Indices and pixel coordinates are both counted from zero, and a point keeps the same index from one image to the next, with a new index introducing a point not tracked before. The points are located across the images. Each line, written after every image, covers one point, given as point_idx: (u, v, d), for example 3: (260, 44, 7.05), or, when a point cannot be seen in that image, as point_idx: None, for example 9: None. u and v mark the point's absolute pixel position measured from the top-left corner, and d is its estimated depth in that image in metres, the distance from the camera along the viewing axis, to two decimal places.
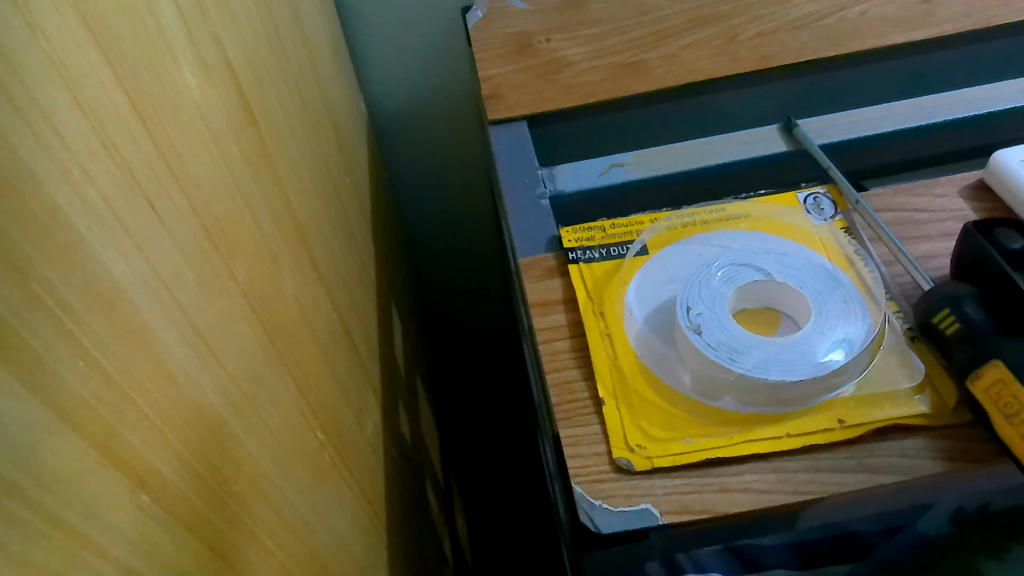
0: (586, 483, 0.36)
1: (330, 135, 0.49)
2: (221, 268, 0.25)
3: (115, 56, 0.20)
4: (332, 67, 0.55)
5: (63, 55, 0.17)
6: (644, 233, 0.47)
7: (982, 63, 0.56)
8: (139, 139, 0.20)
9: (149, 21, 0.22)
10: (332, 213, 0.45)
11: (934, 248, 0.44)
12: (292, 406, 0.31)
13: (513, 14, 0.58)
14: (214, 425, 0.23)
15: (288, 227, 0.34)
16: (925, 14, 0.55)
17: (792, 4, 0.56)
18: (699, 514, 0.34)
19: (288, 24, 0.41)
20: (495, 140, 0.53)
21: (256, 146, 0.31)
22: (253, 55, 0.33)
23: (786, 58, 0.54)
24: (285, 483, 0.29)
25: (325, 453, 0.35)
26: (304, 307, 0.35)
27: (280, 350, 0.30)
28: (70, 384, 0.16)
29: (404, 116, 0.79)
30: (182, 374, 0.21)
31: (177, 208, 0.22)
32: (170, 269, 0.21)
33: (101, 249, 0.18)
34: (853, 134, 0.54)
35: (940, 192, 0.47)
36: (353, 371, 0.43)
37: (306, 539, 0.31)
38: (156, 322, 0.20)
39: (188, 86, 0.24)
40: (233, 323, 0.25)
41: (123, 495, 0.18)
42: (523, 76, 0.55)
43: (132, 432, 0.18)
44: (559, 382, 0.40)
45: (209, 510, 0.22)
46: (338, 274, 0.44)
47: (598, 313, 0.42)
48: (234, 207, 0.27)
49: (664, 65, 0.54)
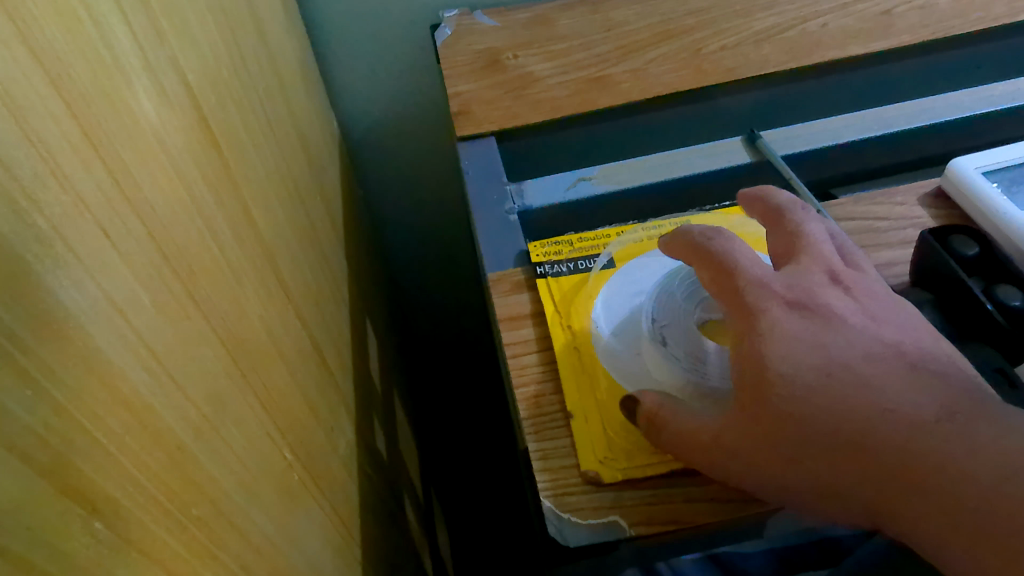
0: (555, 497, 0.37)
1: (299, 155, 0.49)
2: (181, 291, 0.25)
3: (66, 87, 0.20)
4: (300, 87, 0.55)
5: (11, 88, 0.17)
6: (610, 246, 0.47)
7: (932, 76, 0.59)
8: (93, 168, 0.20)
9: (102, 51, 0.22)
10: (301, 230, 0.45)
11: (895, 255, 0.45)
12: (257, 427, 0.31)
13: (482, 31, 0.59)
14: (173, 450, 0.23)
15: (255, 249, 0.35)
16: (883, 25, 0.56)
17: (754, 17, 0.57)
18: (666, 525, 0.36)
19: (253, 47, 0.42)
20: (464, 155, 0.53)
21: (219, 168, 0.31)
22: (215, 77, 0.33)
23: (751, 70, 0.54)
24: (252, 504, 0.29)
25: (295, 473, 0.35)
26: (270, 327, 0.35)
27: (245, 371, 0.30)
28: (17, 413, 0.16)
29: (379, 134, 0.79)
30: (138, 400, 0.21)
31: (133, 234, 0.22)
32: (124, 296, 0.21)
33: (51, 279, 0.18)
34: (816, 144, 0.55)
35: (900, 201, 0.48)
36: (325, 390, 0.43)
37: (274, 559, 0.31)
38: (111, 349, 0.20)
39: (145, 113, 0.25)
40: (193, 347, 0.25)
41: (71, 523, 0.18)
42: (491, 92, 0.55)
43: (85, 459, 0.18)
44: (529, 396, 0.41)
45: (169, 537, 0.22)
46: (309, 294, 0.44)
47: (566, 326, 0.43)
48: (195, 231, 0.27)
49: (630, 79, 0.55)
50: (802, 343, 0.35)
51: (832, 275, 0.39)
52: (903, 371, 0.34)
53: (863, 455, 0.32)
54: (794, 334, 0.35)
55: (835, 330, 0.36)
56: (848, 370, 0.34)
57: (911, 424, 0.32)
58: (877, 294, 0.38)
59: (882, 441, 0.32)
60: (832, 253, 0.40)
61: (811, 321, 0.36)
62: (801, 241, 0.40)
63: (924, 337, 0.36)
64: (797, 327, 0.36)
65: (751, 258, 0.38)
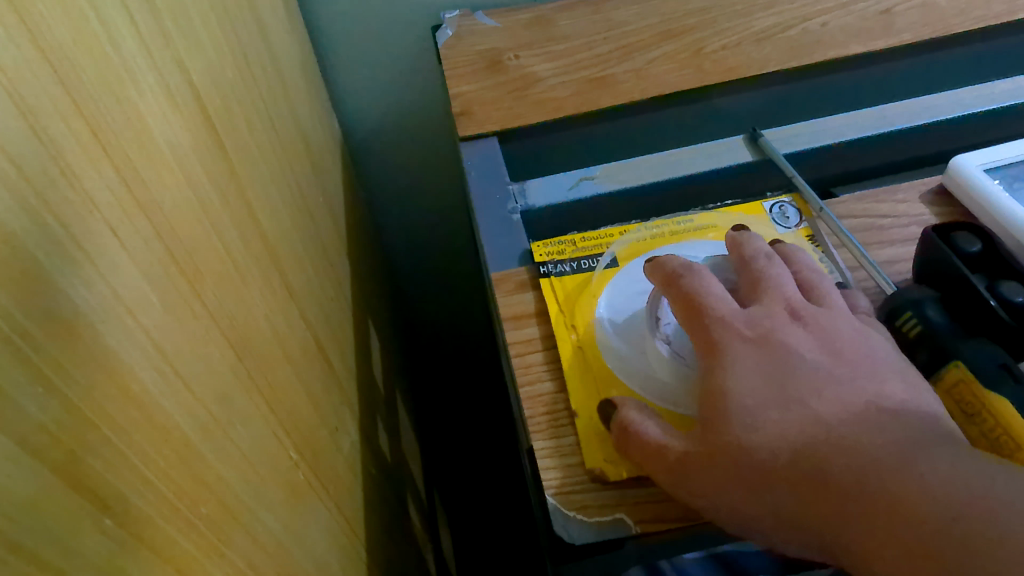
0: (560, 495, 0.37)
1: (302, 156, 0.49)
2: (187, 290, 0.25)
3: (74, 86, 0.20)
4: (303, 88, 0.55)
5: (20, 85, 0.17)
6: (614, 245, 0.47)
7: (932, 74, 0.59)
8: (101, 167, 0.20)
9: (109, 49, 0.22)
10: (304, 231, 0.45)
11: (897, 253, 0.45)
12: (263, 426, 0.31)
13: (483, 31, 0.59)
14: (181, 448, 0.23)
15: (259, 249, 0.35)
16: (884, 24, 0.56)
17: (755, 17, 0.57)
18: (674, 522, 0.36)
19: (256, 48, 0.42)
20: (466, 155, 0.53)
21: (224, 169, 0.31)
22: (219, 78, 0.33)
23: (752, 69, 0.54)
24: (258, 503, 0.29)
25: (300, 472, 0.35)
26: (275, 327, 0.35)
27: (251, 370, 0.30)
28: (28, 409, 0.16)
29: (380, 135, 0.79)
30: (147, 397, 0.21)
31: (141, 233, 0.22)
32: (131, 293, 0.21)
33: (61, 276, 0.18)
34: (818, 143, 0.55)
35: (902, 198, 0.49)
36: (329, 390, 0.43)
37: (280, 558, 0.31)
38: (120, 347, 0.20)
39: (151, 112, 0.25)
40: (199, 345, 0.25)
41: (82, 518, 0.18)
42: (493, 92, 0.55)
43: (95, 456, 0.18)
44: (533, 394, 0.41)
45: (177, 535, 0.22)
46: (313, 295, 0.44)
47: (569, 326, 0.43)
48: (200, 230, 0.27)
49: (631, 79, 0.55)
50: (752, 380, 0.35)
51: (793, 313, 0.38)
52: (864, 415, 0.34)
53: (827, 492, 0.31)
54: (748, 368, 0.35)
55: (790, 366, 0.35)
56: (801, 408, 0.34)
57: (872, 462, 0.31)
58: (839, 331, 0.38)
59: (845, 478, 0.31)
60: (795, 291, 0.40)
61: (766, 357, 0.36)
62: (765, 280, 0.40)
63: (881, 381, 0.36)
64: (753, 363, 0.35)
65: (713, 294, 0.38)
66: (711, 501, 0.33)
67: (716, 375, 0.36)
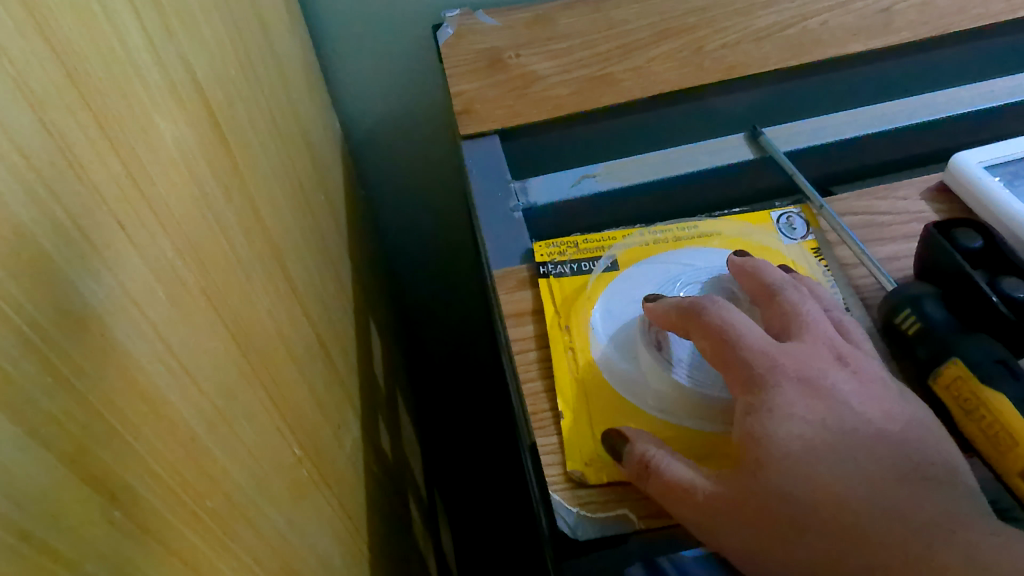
0: (564, 491, 0.38)
1: (303, 154, 0.49)
2: (193, 285, 0.25)
3: (81, 79, 0.20)
4: (303, 86, 0.55)
5: (28, 78, 0.17)
6: (615, 247, 0.48)
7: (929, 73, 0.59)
8: (107, 160, 0.20)
9: (115, 43, 0.22)
10: (306, 229, 0.45)
11: (898, 249, 0.46)
12: (267, 421, 0.31)
13: (484, 30, 0.59)
14: (188, 442, 0.23)
15: (262, 245, 0.35)
16: (883, 23, 0.56)
17: (755, 16, 0.57)
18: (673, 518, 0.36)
19: (258, 45, 0.42)
20: (466, 155, 0.53)
21: (227, 164, 0.31)
22: (222, 73, 0.33)
23: (752, 68, 0.54)
24: (263, 498, 0.29)
25: (304, 468, 0.35)
26: (279, 323, 0.35)
27: (255, 365, 0.30)
28: (37, 401, 0.16)
29: (380, 134, 0.79)
30: (155, 391, 0.21)
31: (147, 227, 0.22)
32: (138, 287, 0.21)
33: (70, 268, 0.18)
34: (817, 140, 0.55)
35: (903, 195, 0.49)
36: (331, 388, 0.44)
37: (284, 553, 0.31)
38: (127, 340, 0.20)
39: (156, 107, 0.25)
40: (205, 340, 0.25)
41: (91, 510, 0.18)
42: (494, 91, 0.55)
43: (104, 448, 0.18)
44: (533, 392, 0.41)
45: (184, 528, 0.22)
46: (314, 292, 0.44)
47: (564, 326, 0.43)
48: (205, 224, 0.27)
49: (631, 77, 0.55)
50: (807, 429, 0.35)
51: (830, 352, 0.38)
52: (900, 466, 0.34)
53: (859, 537, 0.31)
54: (800, 414, 0.35)
55: (840, 414, 0.36)
56: (843, 456, 0.34)
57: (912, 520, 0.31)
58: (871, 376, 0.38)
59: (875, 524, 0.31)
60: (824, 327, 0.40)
61: (818, 401, 0.36)
62: (793, 314, 0.40)
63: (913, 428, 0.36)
64: (804, 407, 0.35)
65: (742, 324, 0.38)
66: (730, 543, 0.34)
67: (758, 418, 0.36)
